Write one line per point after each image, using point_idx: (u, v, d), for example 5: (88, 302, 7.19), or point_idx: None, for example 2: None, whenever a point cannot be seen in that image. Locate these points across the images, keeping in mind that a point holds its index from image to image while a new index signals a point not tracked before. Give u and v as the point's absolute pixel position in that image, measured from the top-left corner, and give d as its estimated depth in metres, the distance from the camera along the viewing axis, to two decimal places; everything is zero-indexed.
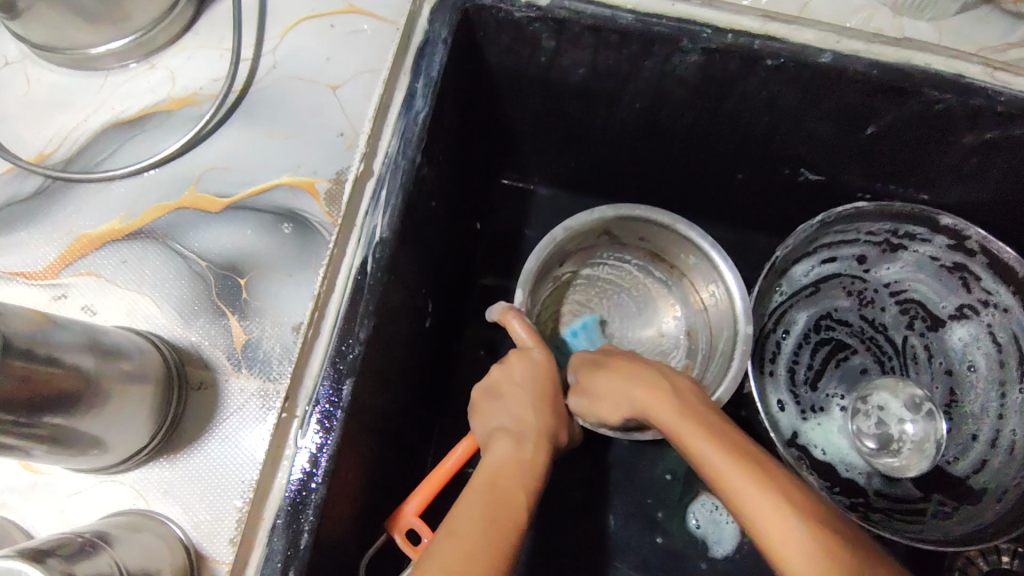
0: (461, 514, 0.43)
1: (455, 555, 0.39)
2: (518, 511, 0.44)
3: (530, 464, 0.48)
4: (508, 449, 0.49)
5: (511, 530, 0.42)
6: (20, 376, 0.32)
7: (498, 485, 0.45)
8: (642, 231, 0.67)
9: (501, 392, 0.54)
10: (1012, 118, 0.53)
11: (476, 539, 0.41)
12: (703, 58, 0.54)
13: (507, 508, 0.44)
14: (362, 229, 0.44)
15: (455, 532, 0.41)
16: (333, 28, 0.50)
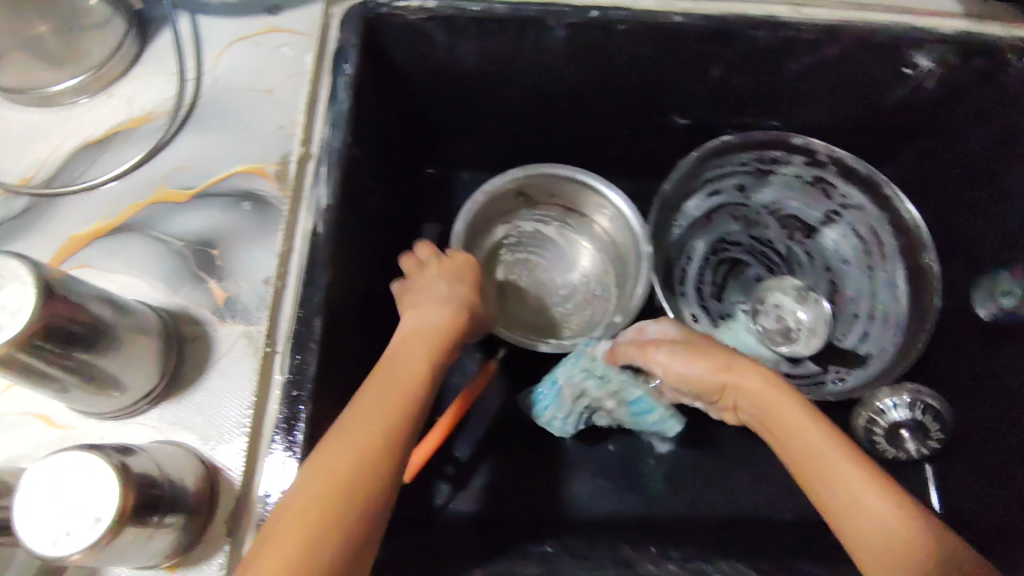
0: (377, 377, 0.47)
1: (359, 407, 0.44)
2: (400, 405, 0.44)
3: (433, 343, 0.50)
4: (419, 319, 0.53)
5: (387, 427, 0.43)
6: (65, 314, 0.40)
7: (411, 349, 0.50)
8: (551, 188, 0.78)
9: (419, 284, 0.59)
10: (816, 43, 0.67)
11: (353, 447, 0.42)
12: (568, 31, 0.66)
13: (394, 404, 0.44)
14: (309, 200, 0.55)
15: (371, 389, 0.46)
16: (260, 45, 0.60)
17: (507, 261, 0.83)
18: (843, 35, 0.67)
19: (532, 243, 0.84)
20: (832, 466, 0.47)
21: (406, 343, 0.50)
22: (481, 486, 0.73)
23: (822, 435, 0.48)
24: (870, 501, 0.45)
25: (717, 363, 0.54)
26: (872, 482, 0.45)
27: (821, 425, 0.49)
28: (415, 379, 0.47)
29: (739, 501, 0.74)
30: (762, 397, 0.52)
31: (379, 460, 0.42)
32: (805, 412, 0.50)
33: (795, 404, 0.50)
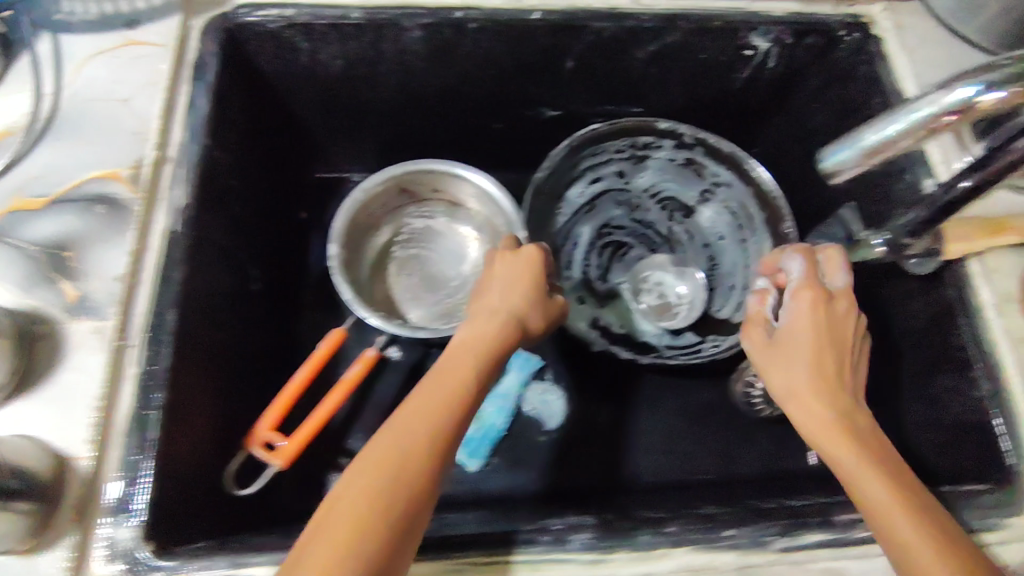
0: (384, 439, 0.44)
1: (361, 488, 0.41)
2: (438, 410, 0.47)
3: (480, 351, 0.53)
4: (478, 328, 0.55)
5: (449, 424, 0.46)
6: None
7: (427, 394, 0.48)
8: (433, 183, 0.81)
9: (487, 286, 0.61)
10: (659, 31, 0.72)
11: (342, 518, 0.40)
12: (424, 32, 0.69)
13: (446, 399, 0.47)
14: (165, 201, 0.57)
15: (364, 457, 0.43)
16: (119, 58, 0.63)
17: (397, 257, 0.85)
18: (682, 22, 0.71)
19: (421, 239, 0.86)
20: (868, 481, 0.45)
21: (444, 368, 0.50)
22: None
23: (844, 439, 0.48)
24: (898, 492, 0.44)
25: (827, 357, 0.53)
26: (897, 492, 0.44)
27: (848, 437, 0.48)
28: (447, 405, 0.47)
29: None
30: (793, 386, 0.52)
31: (425, 463, 0.44)
32: (828, 411, 0.50)
33: (810, 378, 0.52)
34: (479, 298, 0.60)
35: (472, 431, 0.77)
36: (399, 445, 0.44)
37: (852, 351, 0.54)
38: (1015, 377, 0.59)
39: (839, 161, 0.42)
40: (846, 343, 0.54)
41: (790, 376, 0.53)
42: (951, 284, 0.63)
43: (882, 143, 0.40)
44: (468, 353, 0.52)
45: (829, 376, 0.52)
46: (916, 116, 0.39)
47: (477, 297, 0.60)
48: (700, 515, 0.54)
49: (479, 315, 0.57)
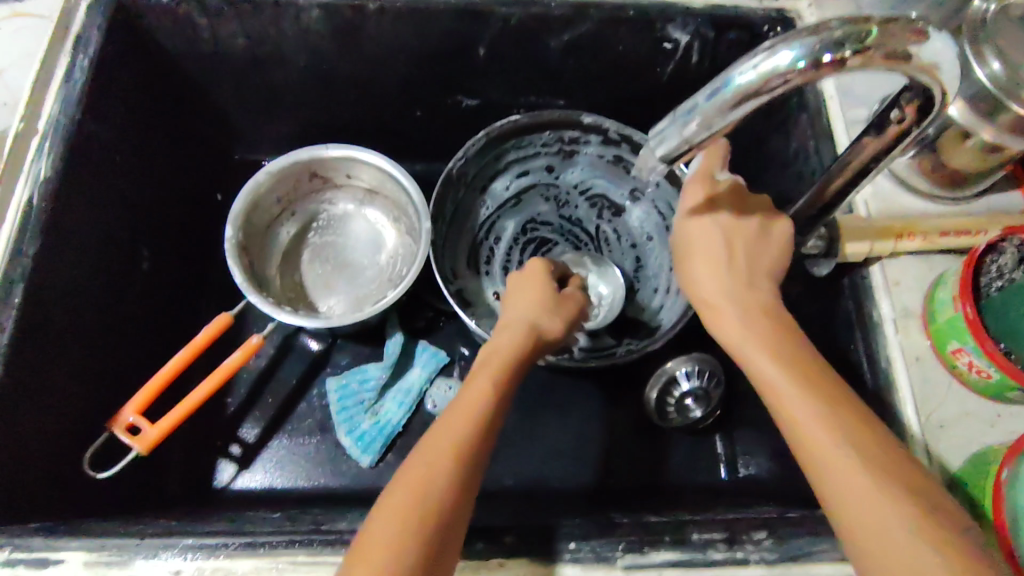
0: (416, 454, 0.43)
1: (404, 503, 0.40)
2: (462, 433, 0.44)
3: (498, 365, 0.49)
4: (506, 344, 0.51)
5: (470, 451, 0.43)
6: None
7: (462, 400, 0.46)
8: (344, 168, 0.79)
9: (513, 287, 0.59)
10: (569, 19, 0.69)
11: (388, 535, 0.39)
12: (323, 12, 0.68)
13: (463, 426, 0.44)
14: (28, 173, 0.57)
15: (403, 472, 0.42)
16: (2, 30, 0.63)
17: (312, 244, 0.84)
18: (593, 11, 0.69)
19: (339, 226, 0.84)
20: (837, 465, 0.39)
21: (478, 370, 0.49)
22: (266, 464, 0.73)
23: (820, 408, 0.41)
24: (877, 474, 0.38)
25: (736, 271, 0.50)
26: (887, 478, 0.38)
27: (817, 398, 0.42)
28: (481, 409, 0.46)
29: (523, 472, 0.75)
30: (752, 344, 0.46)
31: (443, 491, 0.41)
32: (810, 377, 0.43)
33: (770, 357, 0.44)
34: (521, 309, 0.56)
35: (365, 424, 0.74)
36: (416, 484, 0.41)
37: (763, 262, 0.51)
38: (906, 401, 0.55)
39: (667, 137, 0.40)
40: (755, 249, 0.52)
41: (744, 336, 0.47)
42: (849, 298, 0.59)
43: (703, 118, 0.38)
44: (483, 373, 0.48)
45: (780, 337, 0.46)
46: (737, 84, 0.36)
47: (502, 311, 0.57)
48: (550, 526, 0.51)
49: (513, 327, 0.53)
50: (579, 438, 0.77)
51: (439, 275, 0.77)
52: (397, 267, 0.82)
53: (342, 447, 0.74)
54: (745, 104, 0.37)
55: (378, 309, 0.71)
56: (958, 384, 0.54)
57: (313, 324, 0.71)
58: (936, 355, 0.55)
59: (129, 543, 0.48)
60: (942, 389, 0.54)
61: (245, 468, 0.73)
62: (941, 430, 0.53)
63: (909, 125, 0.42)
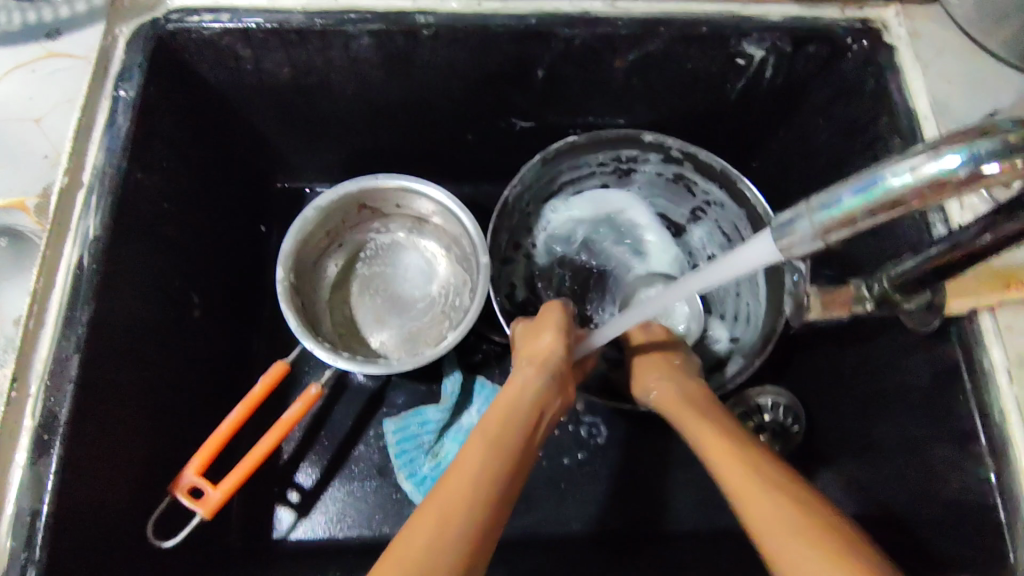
0: (443, 484, 0.46)
1: (433, 523, 0.43)
2: (462, 494, 0.45)
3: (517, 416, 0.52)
4: (521, 385, 0.55)
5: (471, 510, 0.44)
6: None
7: (496, 438, 0.50)
8: (394, 197, 0.76)
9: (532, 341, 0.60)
10: (638, 38, 0.64)
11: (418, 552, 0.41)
12: (374, 39, 0.63)
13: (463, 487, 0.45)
14: (76, 232, 0.53)
15: (433, 501, 0.45)
16: (35, 72, 0.58)
17: (361, 275, 0.80)
18: (663, 29, 0.63)
19: (388, 255, 0.81)
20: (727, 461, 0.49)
21: (503, 413, 0.52)
22: (326, 510, 0.71)
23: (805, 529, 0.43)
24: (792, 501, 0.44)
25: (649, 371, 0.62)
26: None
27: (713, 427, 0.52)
28: (508, 452, 0.49)
29: (592, 514, 0.72)
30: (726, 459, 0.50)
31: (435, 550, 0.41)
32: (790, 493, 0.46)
33: (713, 433, 0.52)
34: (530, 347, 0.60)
35: (427, 468, 0.71)
36: (419, 541, 0.41)
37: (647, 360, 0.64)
38: (1022, 460, 0.50)
39: (795, 231, 0.35)
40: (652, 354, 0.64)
41: (687, 405, 0.56)
42: (956, 344, 0.54)
43: (839, 219, 0.33)
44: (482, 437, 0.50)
45: (752, 454, 0.49)
46: (886, 187, 0.30)
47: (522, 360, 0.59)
48: None
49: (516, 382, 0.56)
50: (648, 476, 0.73)
51: (498, 310, 0.74)
52: (450, 298, 0.79)
53: (403, 491, 0.71)
54: (893, 210, 0.31)
55: (438, 351, 0.67)
56: None
57: (373, 369, 0.67)
58: None
59: None
60: None
61: (304, 516, 0.70)
62: None
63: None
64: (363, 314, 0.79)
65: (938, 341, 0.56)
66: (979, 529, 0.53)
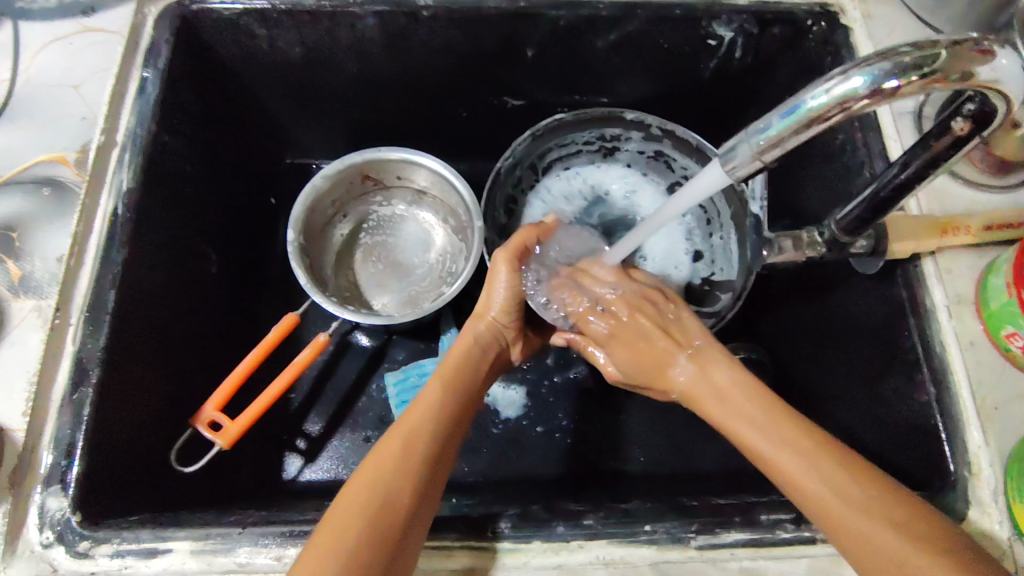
0: (406, 420, 0.52)
1: (394, 451, 0.49)
2: (423, 431, 0.51)
3: (464, 371, 0.58)
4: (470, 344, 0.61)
5: (426, 450, 0.50)
6: None
7: (451, 387, 0.56)
8: (395, 170, 0.82)
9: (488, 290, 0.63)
10: (617, 19, 0.71)
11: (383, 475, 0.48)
12: (377, 20, 0.70)
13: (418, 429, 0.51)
14: (112, 184, 0.59)
15: (393, 433, 0.51)
16: (72, 45, 0.65)
17: (364, 244, 0.86)
18: (641, 11, 0.70)
19: (388, 226, 0.87)
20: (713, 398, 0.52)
21: (457, 368, 0.58)
22: (331, 456, 0.76)
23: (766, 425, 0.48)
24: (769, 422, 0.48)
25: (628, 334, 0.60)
26: (854, 489, 0.43)
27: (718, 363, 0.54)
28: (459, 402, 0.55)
29: (577, 461, 0.77)
30: (697, 382, 0.54)
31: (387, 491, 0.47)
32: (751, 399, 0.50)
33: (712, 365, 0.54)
34: (480, 303, 0.64)
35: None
36: (381, 471, 0.48)
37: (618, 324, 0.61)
38: (960, 383, 0.56)
39: (738, 154, 0.43)
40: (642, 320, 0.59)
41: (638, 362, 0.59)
42: (902, 285, 0.61)
43: (772, 140, 0.41)
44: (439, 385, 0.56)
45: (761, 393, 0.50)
46: (807, 108, 0.39)
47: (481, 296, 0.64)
48: (621, 510, 0.54)
49: (468, 337, 0.61)
50: (630, 425, 0.78)
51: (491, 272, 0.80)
52: (446, 264, 0.85)
53: None
54: (815, 126, 0.39)
55: (436, 305, 0.73)
56: (1011, 367, 0.55)
57: (374, 321, 0.73)
58: (989, 340, 0.56)
59: (231, 533, 0.51)
60: (995, 373, 0.56)
61: (311, 461, 0.75)
62: (996, 412, 0.55)
63: (966, 136, 0.43)
64: (365, 279, 0.84)
65: (888, 284, 0.62)
66: (925, 452, 0.58)
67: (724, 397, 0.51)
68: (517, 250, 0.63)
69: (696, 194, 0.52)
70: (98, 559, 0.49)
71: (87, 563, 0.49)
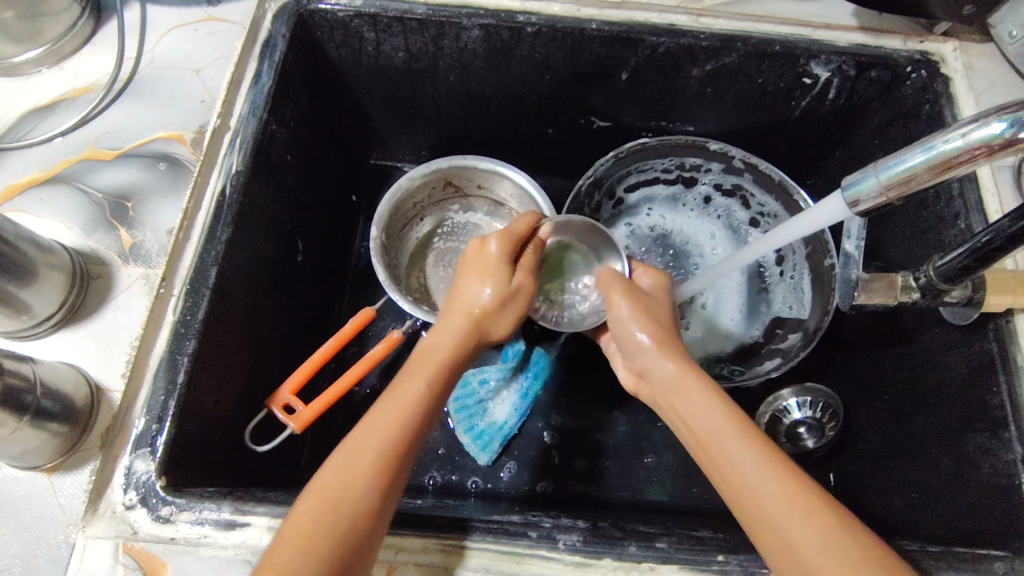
0: (358, 430, 0.49)
1: (336, 471, 0.47)
2: (368, 448, 0.48)
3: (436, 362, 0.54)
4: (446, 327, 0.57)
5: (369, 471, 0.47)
6: None
7: (402, 383, 0.53)
8: (477, 178, 0.84)
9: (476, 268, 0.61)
10: (717, 50, 0.71)
11: (323, 500, 0.45)
12: (482, 32, 0.71)
13: (392, 430, 0.49)
14: (222, 164, 0.62)
15: (347, 444, 0.48)
16: (196, 31, 0.68)
17: (437, 248, 0.87)
18: (741, 44, 0.71)
19: (463, 233, 0.88)
20: (710, 429, 0.50)
21: (416, 366, 0.54)
22: None
23: (734, 435, 0.48)
24: (765, 471, 0.46)
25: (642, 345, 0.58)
26: (804, 504, 0.44)
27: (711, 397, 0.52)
28: (412, 410, 0.50)
29: (633, 486, 0.77)
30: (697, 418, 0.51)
31: (365, 501, 0.46)
32: (710, 399, 0.51)
33: (703, 403, 0.51)
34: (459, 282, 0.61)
35: (497, 444, 0.76)
36: (325, 498, 0.45)
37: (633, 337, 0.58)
38: None
39: (863, 189, 0.44)
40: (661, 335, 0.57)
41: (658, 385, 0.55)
42: (993, 340, 0.59)
43: (900, 178, 0.42)
44: (422, 373, 0.53)
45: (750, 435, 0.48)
46: (941, 151, 0.39)
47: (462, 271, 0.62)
48: (694, 537, 0.53)
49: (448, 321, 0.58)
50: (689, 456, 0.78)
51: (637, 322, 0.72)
52: None
53: (461, 445, 0.77)
54: (947, 170, 0.40)
55: None
56: None
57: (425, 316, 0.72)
58: None
59: None
60: None
61: None
62: None
63: None
64: (435, 283, 0.86)
65: (978, 337, 0.61)
66: (1008, 514, 0.57)
67: (691, 400, 0.52)
68: (513, 238, 0.62)
69: (813, 223, 0.53)
70: (179, 525, 0.50)
71: (167, 529, 0.50)
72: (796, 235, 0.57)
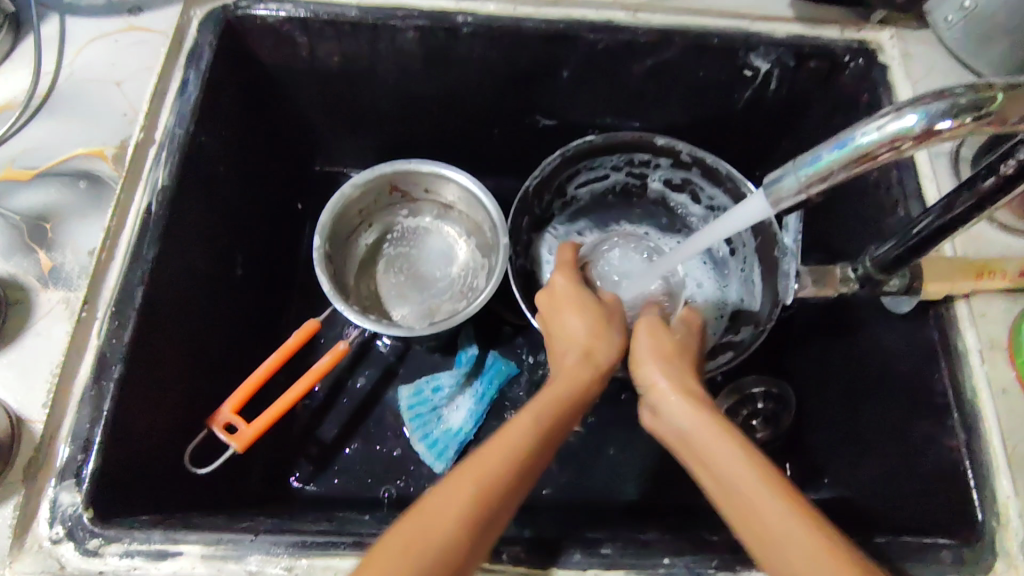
0: (484, 454, 0.45)
1: (452, 493, 0.43)
2: (491, 480, 0.44)
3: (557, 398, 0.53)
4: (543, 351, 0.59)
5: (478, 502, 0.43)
6: None
7: (522, 411, 0.50)
8: (423, 182, 0.82)
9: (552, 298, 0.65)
10: (656, 46, 0.71)
11: (437, 523, 0.41)
12: (417, 34, 0.70)
13: (510, 465, 0.45)
14: (146, 181, 0.60)
15: (461, 467, 0.45)
16: (118, 42, 0.66)
17: (386, 255, 0.86)
18: (679, 38, 0.70)
19: (413, 238, 0.87)
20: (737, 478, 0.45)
21: (531, 399, 0.51)
22: (341, 466, 0.75)
23: (752, 482, 0.44)
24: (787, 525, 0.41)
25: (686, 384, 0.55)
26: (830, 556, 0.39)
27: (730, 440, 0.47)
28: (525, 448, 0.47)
29: (590, 486, 0.76)
30: (723, 467, 0.46)
31: (469, 540, 0.41)
32: (725, 442, 0.47)
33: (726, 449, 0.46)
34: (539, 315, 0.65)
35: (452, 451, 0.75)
36: (443, 521, 0.41)
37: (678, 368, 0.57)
38: (992, 431, 0.55)
39: (784, 185, 0.44)
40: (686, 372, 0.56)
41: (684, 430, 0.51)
42: (933, 327, 0.59)
43: (819, 173, 0.41)
44: (530, 409, 0.50)
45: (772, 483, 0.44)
46: (857, 145, 0.39)
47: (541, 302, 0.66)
48: (639, 540, 0.53)
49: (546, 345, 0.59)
50: (645, 453, 0.78)
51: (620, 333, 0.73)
52: (468, 280, 0.84)
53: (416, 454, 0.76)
54: (863, 163, 0.39)
55: (456, 321, 0.71)
56: None
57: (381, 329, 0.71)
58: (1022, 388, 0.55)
59: (244, 539, 0.50)
60: None
61: (322, 468, 0.75)
62: None
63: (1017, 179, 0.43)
64: (386, 291, 0.84)
65: (918, 325, 0.61)
66: (951, 500, 0.57)
67: (718, 446, 0.47)
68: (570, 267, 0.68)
69: (745, 220, 0.52)
70: (108, 558, 0.49)
71: (96, 562, 0.49)
72: (731, 233, 0.55)
